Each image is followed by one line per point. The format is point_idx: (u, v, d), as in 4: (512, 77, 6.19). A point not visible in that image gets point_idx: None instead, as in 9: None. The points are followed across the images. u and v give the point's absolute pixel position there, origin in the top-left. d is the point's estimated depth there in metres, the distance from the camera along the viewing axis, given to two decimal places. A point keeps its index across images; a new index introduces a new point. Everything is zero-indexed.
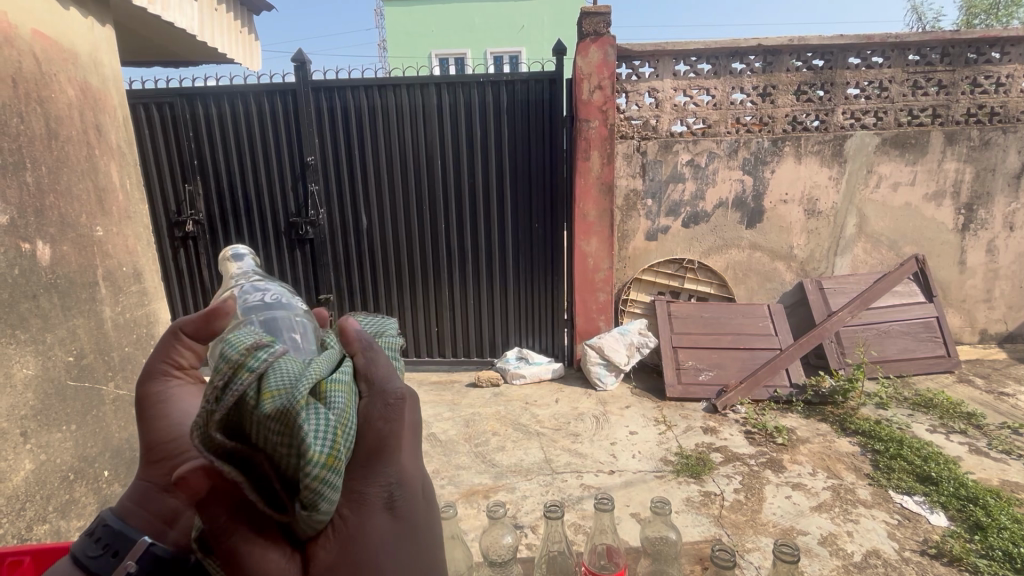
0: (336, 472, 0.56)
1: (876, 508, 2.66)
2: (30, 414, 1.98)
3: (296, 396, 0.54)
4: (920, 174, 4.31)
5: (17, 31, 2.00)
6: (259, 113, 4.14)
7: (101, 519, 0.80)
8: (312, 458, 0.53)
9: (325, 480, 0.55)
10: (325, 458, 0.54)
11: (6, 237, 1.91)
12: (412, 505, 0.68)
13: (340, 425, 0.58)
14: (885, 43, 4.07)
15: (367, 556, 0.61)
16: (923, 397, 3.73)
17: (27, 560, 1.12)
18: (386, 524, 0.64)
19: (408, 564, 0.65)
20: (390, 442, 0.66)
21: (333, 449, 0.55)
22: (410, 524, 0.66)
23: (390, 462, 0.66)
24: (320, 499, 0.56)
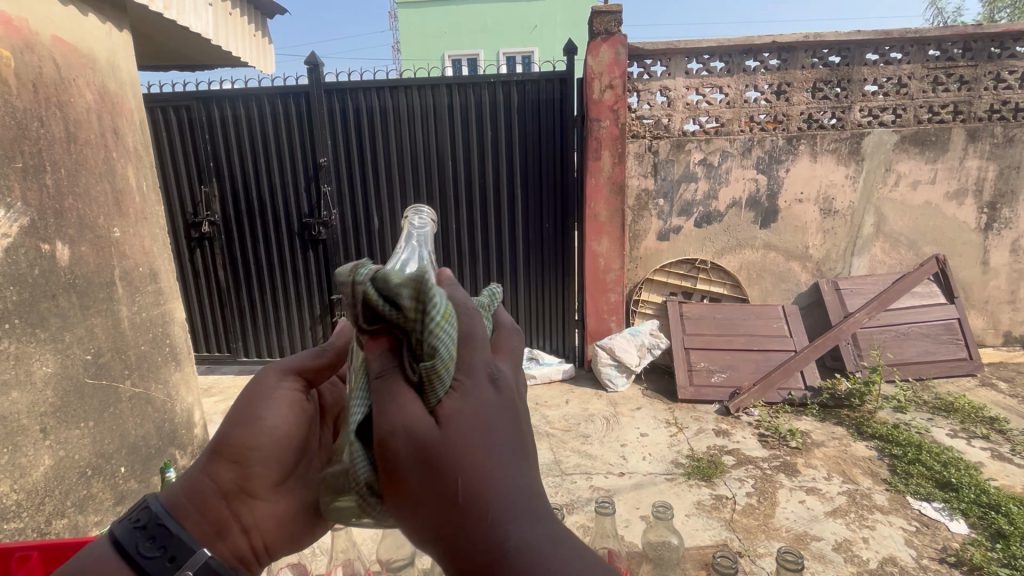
0: (448, 338, 0.58)
1: (893, 514, 2.60)
2: (49, 411, 2.03)
3: (404, 277, 0.60)
4: (941, 172, 4.21)
5: (38, 37, 2.05)
6: (272, 114, 4.19)
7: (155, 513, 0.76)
8: (427, 313, 0.57)
9: (438, 340, 0.57)
10: (441, 315, 0.58)
11: (27, 238, 1.97)
12: (509, 393, 0.61)
13: (449, 312, 0.60)
14: (904, 39, 3.98)
15: (483, 444, 0.56)
16: (944, 401, 3.64)
17: (34, 554, 1.14)
18: (486, 398, 0.59)
19: (498, 444, 0.57)
20: (479, 343, 0.62)
21: (443, 314, 0.58)
22: (516, 414, 0.60)
23: (483, 356, 0.62)
24: (439, 366, 0.56)
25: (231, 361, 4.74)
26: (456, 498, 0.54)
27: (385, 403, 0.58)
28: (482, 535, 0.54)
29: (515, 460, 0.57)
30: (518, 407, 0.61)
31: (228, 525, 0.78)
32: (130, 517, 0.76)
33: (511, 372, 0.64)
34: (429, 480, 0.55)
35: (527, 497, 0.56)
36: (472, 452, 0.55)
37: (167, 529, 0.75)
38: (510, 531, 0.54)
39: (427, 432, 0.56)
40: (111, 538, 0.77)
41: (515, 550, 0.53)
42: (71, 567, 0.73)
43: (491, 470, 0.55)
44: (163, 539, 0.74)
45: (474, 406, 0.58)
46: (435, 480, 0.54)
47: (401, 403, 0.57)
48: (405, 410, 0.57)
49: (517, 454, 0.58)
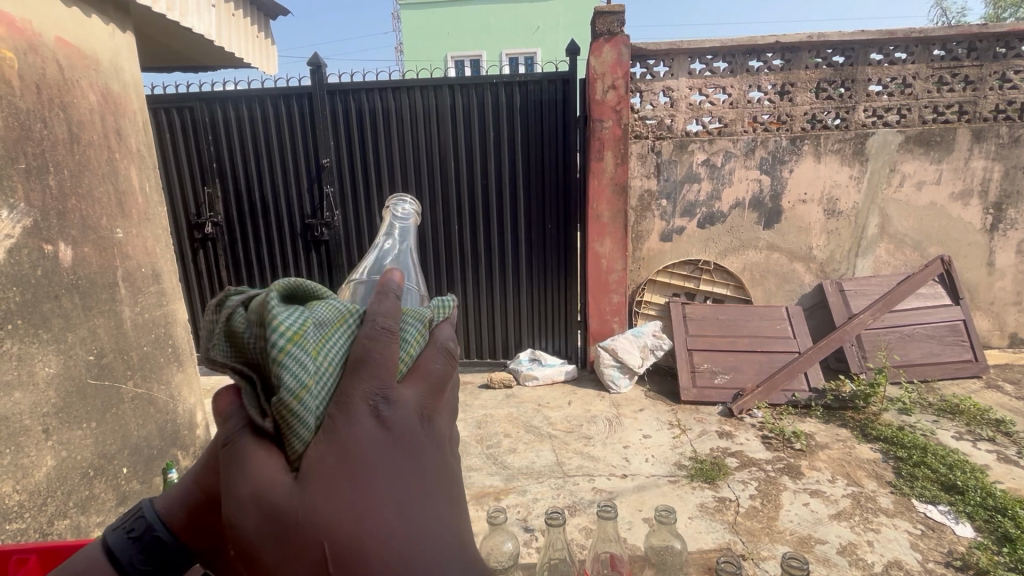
0: (299, 368, 0.49)
1: (899, 518, 2.57)
2: (51, 412, 2.03)
3: (269, 294, 0.53)
4: (946, 172, 4.19)
5: (41, 39, 2.06)
6: (275, 115, 4.19)
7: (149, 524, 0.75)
8: (270, 335, 0.49)
9: (284, 368, 0.48)
10: (289, 335, 0.49)
11: (29, 239, 1.97)
12: (393, 439, 0.51)
13: (311, 341, 0.51)
14: (908, 39, 3.96)
15: (349, 500, 0.48)
16: (950, 403, 3.61)
17: (32, 557, 1.14)
18: (358, 444, 0.50)
19: (357, 503, 0.48)
20: (368, 367, 0.53)
21: (303, 338, 0.50)
22: (403, 453, 0.51)
23: (368, 385, 0.52)
24: (289, 400, 0.48)
25: None
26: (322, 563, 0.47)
27: (235, 467, 0.51)
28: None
29: (398, 505, 0.49)
30: (405, 452, 0.51)
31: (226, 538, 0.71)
32: (127, 526, 0.77)
33: (410, 403, 0.54)
34: (292, 551, 0.47)
35: (420, 547, 0.48)
36: (339, 510, 0.48)
37: (164, 540, 0.74)
38: None
39: (282, 494, 0.48)
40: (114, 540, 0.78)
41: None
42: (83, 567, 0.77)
43: (366, 527, 0.48)
44: (161, 550, 0.74)
45: (343, 455, 0.49)
46: (297, 549, 0.47)
47: (245, 470, 0.50)
48: (259, 471, 0.50)
49: (401, 501, 0.49)
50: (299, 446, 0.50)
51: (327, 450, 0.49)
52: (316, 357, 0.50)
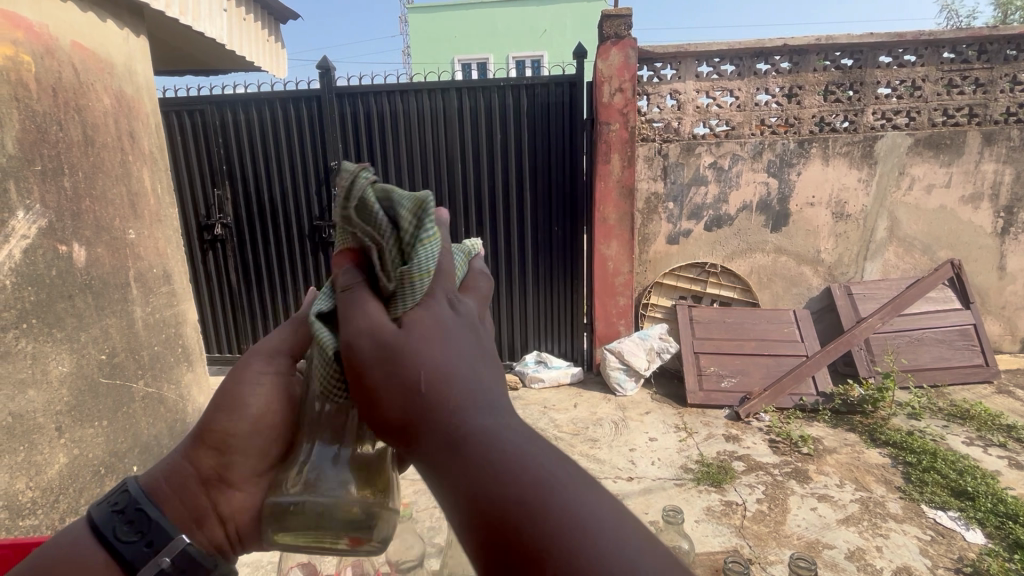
0: (430, 258, 0.57)
1: (908, 523, 2.55)
2: (64, 410, 2.06)
3: (409, 195, 0.59)
4: (956, 175, 4.16)
5: (57, 42, 2.10)
6: (284, 118, 4.23)
7: (134, 495, 0.75)
8: (421, 227, 0.58)
9: (424, 254, 0.57)
10: (433, 234, 0.59)
11: (45, 240, 2.00)
12: (465, 327, 0.57)
13: (437, 249, 0.59)
14: (918, 41, 3.94)
15: (441, 344, 0.53)
16: (960, 408, 3.58)
17: (12, 555, 1.15)
18: (435, 322, 0.55)
19: (439, 360, 0.52)
20: (445, 274, 0.59)
21: (437, 237, 0.59)
22: (477, 329, 0.58)
23: (446, 282, 0.59)
24: (419, 275, 0.56)
25: None
26: (416, 388, 0.51)
27: (346, 312, 0.56)
28: (444, 428, 0.50)
29: (479, 359, 0.55)
30: (473, 335, 0.57)
31: (207, 512, 0.75)
32: (109, 500, 0.75)
33: (472, 307, 0.61)
34: (390, 376, 0.51)
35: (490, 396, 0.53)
36: (436, 350, 0.53)
37: (145, 514, 0.73)
38: (467, 415, 0.50)
39: (389, 331, 0.53)
40: (89, 522, 0.76)
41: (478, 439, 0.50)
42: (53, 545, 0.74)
43: (454, 364, 0.52)
44: (142, 523, 0.73)
45: (441, 316, 0.56)
46: (394, 375, 0.51)
47: (361, 315, 0.54)
48: (371, 314, 0.55)
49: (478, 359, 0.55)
50: (402, 307, 0.56)
51: (420, 320, 0.55)
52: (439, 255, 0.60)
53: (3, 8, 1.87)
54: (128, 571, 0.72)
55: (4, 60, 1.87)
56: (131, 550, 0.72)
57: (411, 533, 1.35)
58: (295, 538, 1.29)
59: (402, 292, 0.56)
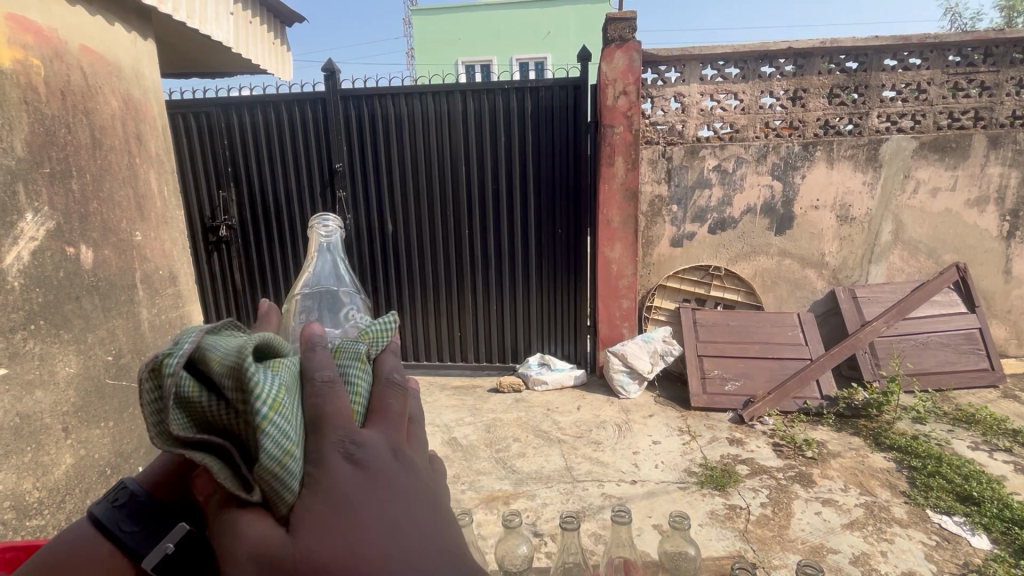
0: (282, 434, 0.51)
1: (913, 528, 2.54)
2: (71, 410, 2.07)
3: (228, 361, 0.52)
4: (961, 179, 4.15)
5: (66, 46, 2.11)
6: (289, 120, 4.25)
7: (133, 490, 0.75)
8: (252, 403, 0.50)
9: (266, 438, 0.50)
10: (270, 404, 0.50)
11: (52, 241, 2.02)
12: (367, 486, 0.54)
13: (282, 423, 0.51)
14: (923, 44, 3.93)
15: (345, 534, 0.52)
16: (965, 412, 3.57)
17: (22, 558, 1.16)
18: (331, 493, 0.53)
19: (343, 545, 0.51)
20: (328, 424, 0.55)
21: (277, 405, 0.51)
22: (380, 486, 0.55)
23: (332, 443, 0.55)
24: (275, 466, 0.50)
25: None
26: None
27: (224, 538, 0.52)
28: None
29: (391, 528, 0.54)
30: (377, 488, 0.55)
31: None
32: (110, 497, 0.75)
33: (377, 444, 0.57)
34: None
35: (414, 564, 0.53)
36: (339, 545, 0.51)
37: (145, 505, 0.73)
38: None
39: (280, 543, 0.51)
40: (92, 522, 0.75)
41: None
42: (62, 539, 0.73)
43: (366, 557, 0.51)
44: (142, 512, 0.71)
45: (335, 494, 0.53)
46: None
47: (240, 530, 0.52)
48: (254, 525, 0.52)
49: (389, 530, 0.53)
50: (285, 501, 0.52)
51: (309, 504, 0.52)
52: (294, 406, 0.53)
53: (13, 12, 1.88)
54: (135, 560, 0.70)
55: (14, 63, 1.88)
56: (134, 541, 0.70)
57: None
58: None
59: (270, 488, 0.51)
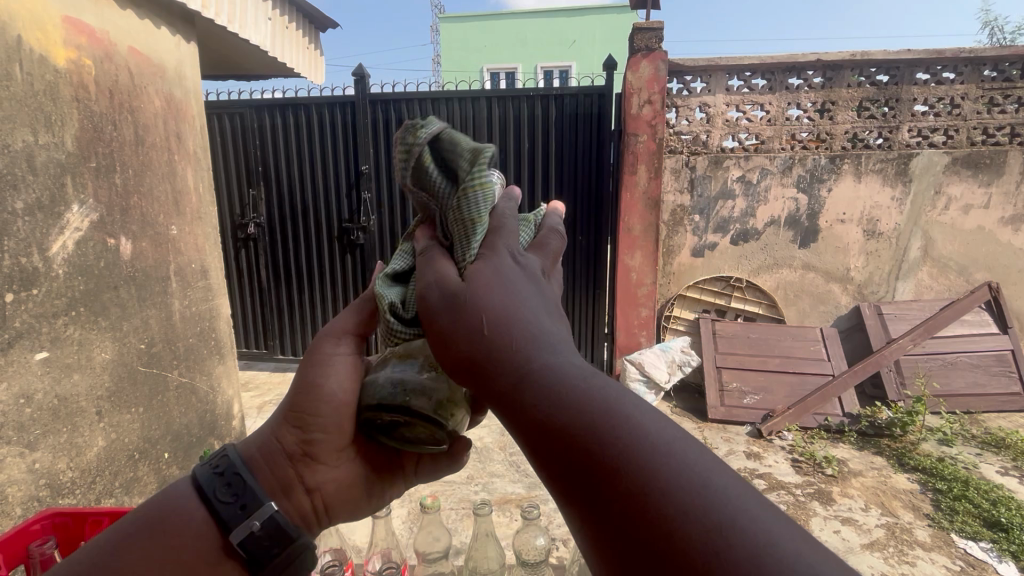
0: (477, 202, 0.78)
1: (936, 552, 2.47)
2: (105, 395, 2.16)
3: (472, 149, 0.83)
4: (995, 196, 4.05)
5: (116, 47, 2.23)
6: (319, 122, 4.37)
7: (234, 462, 0.84)
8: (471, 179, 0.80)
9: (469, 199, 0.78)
10: (480, 184, 0.80)
11: (95, 232, 2.11)
12: (521, 277, 0.64)
13: (478, 203, 0.78)
14: (957, 58, 3.87)
15: (505, 292, 0.60)
16: (995, 436, 3.46)
17: (72, 522, 1.22)
18: (488, 272, 0.63)
19: (493, 296, 0.59)
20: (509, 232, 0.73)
21: (483, 185, 0.80)
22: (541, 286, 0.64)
23: (507, 242, 0.70)
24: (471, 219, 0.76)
25: (267, 358, 4.91)
26: (480, 330, 0.56)
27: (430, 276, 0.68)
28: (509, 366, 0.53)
29: (549, 314, 0.60)
30: (528, 281, 0.64)
31: (294, 483, 0.85)
32: (212, 464, 0.84)
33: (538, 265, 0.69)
34: (453, 319, 0.59)
35: (561, 341, 0.56)
36: (493, 296, 0.59)
37: (242, 480, 0.82)
38: (535, 355, 0.53)
39: (457, 286, 0.63)
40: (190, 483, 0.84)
41: (543, 373, 0.52)
42: (157, 504, 0.82)
43: (513, 312, 0.57)
44: (238, 487, 0.82)
45: (501, 266, 0.65)
46: (463, 321, 0.58)
47: (436, 275, 0.67)
48: (443, 270, 0.68)
49: (539, 311, 0.59)
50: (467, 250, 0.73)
51: (492, 267, 0.64)
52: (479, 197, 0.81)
53: (69, 15, 2.00)
54: (223, 532, 0.80)
55: (69, 63, 1.99)
56: (227, 511, 0.80)
57: (437, 526, 1.41)
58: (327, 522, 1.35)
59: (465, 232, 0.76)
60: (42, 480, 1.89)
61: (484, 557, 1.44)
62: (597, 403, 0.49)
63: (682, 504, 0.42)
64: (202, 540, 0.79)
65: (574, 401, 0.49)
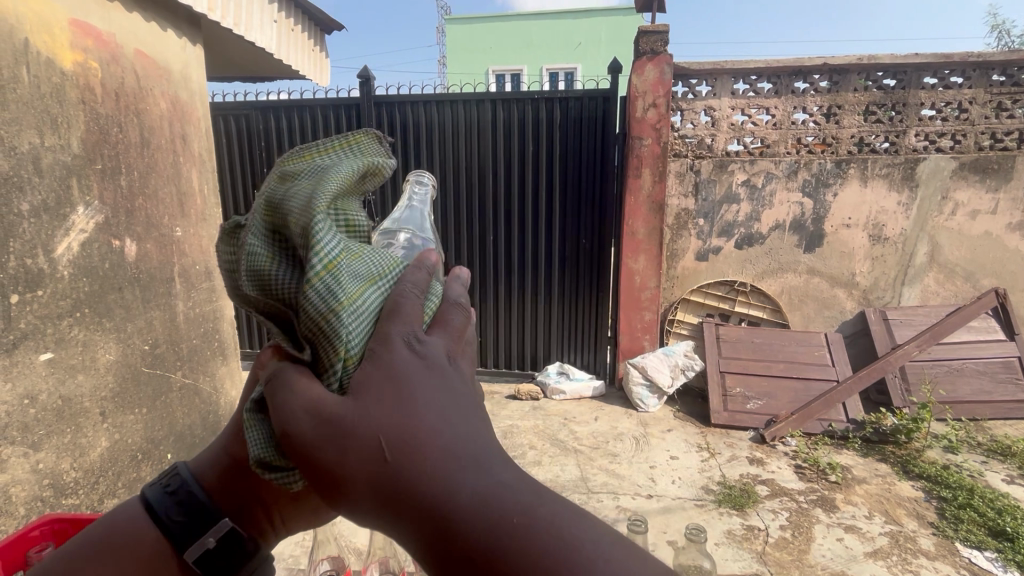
0: (333, 297, 0.56)
1: (941, 561, 2.45)
2: (109, 396, 2.17)
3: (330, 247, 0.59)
4: (1003, 202, 4.02)
5: (123, 50, 2.24)
6: (324, 125, 4.38)
7: (184, 479, 0.79)
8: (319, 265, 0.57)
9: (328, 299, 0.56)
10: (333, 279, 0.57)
11: (101, 234, 2.13)
12: (416, 366, 0.52)
13: (343, 313, 0.55)
14: (965, 63, 3.84)
15: (401, 404, 0.49)
16: (1001, 444, 3.42)
17: (70, 528, 1.21)
18: (375, 372, 0.51)
19: (391, 407, 0.49)
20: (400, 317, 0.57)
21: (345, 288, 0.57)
22: (447, 372, 0.53)
23: (401, 326, 0.56)
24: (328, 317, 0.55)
25: None
26: (380, 459, 0.47)
27: (287, 392, 0.52)
28: (425, 498, 0.46)
29: (462, 411, 0.51)
30: (425, 370, 0.52)
31: (249, 501, 0.78)
32: (165, 483, 0.81)
33: (439, 346, 0.56)
34: (340, 450, 0.47)
35: (476, 447, 0.49)
36: (386, 413, 0.48)
37: (193, 497, 0.77)
38: (452, 480, 0.46)
39: (335, 404, 0.50)
40: (148, 500, 0.81)
41: (467, 504, 0.45)
42: (111, 520, 0.81)
43: (417, 428, 0.48)
44: (189, 508, 0.77)
45: (394, 366, 0.52)
46: (353, 451, 0.47)
47: (297, 390, 0.51)
48: (305, 390, 0.51)
49: (444, 416, 0.49)
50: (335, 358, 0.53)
51: (382, 365, 0.52)
52: (374, 272, 0.61)
53: (76, 18, 2.01)
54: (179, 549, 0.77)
55: (76, 66, 2.01)
56: (181, 530, 0.76)
57: None
58: (326, 529, 1.34)
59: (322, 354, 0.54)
60: (45, 481, 1.90)
61: None
62: (532, 530, 0.44)
63: None
64: (156, 560, 0.77)
65: (502, 536, 0.44)
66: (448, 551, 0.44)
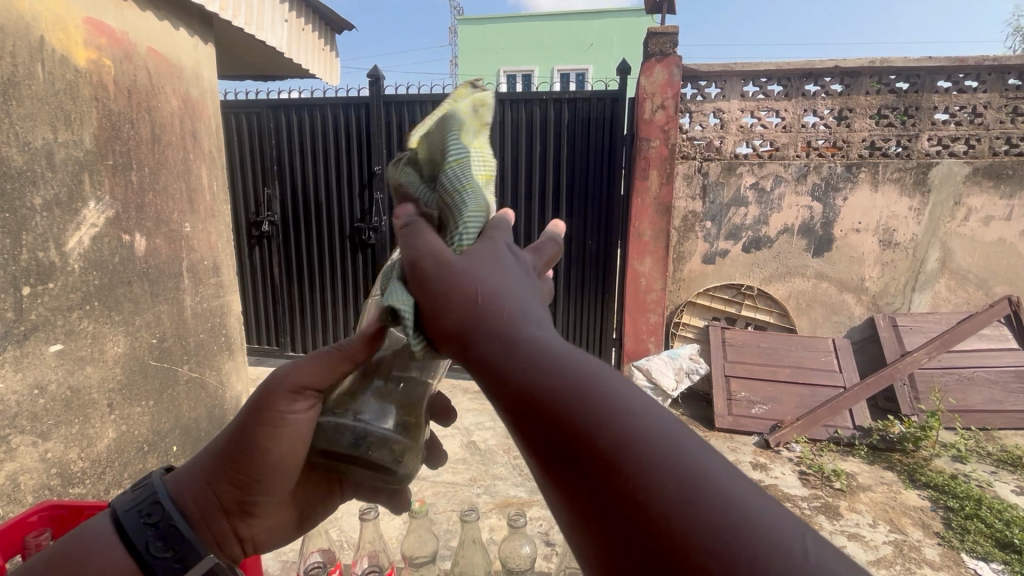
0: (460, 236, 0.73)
1: (946, 571, 2.41)
2: (117, 387, 2.21)
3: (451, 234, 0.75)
4: (1017, 208, 3.95)
5: (136, 48, 2.28)
6: (334, 124, 4.42)
7: (166, 512, 0.84)
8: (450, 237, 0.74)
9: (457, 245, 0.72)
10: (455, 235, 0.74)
11: (111, 229, 2.16)
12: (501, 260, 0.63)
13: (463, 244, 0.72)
14: (980, 66, 3.79)
15: (494, 274, 0.58)
16: (1011, 455, 3.36)
17: (68, 515, 1.24)
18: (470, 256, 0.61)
19: (486, 272, 0.59)
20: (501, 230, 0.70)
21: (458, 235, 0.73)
22: (527, 273, 0.63)
23: (505, 236, 0.69)
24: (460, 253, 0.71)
25: (278, 354, 4.98)
26: (472, 301, 0.55)
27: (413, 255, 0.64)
28: (504, 338, 0.52)
29: (537, 299, 0.59)
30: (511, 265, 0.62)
31: (228, 535, 0.87)
32: (142, 511, 0.85)
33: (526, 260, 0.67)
34: (444, 291, 0.57)
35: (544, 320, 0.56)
36: (486, 275, 0.58)
37: (176, 531, 0.83)
38: (524, 334, 0.53)
39: (452, 262, 0.61)
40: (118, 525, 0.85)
41: (538, 348, 0.51)
42: (81, 546, 0.82)
43: (504, 291, 0.57)
44: (172, 539, 0.83)
45: (490, 253, 0.63)
46: (454, 292, 0.57)
47: (422, 253, 0.63)
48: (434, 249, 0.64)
49: (529, 292, 0.59)
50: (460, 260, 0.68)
51: (478, 255, 0.62)
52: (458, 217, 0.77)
53: (91, 17, 2.05)
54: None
55: (89, 63, 2.04)
56: (160, 565, 0.82)
57: (427, 529, 1.42)
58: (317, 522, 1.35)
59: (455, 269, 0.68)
60: (53, 469, 1.94)
61: (471, 563, 1.45)
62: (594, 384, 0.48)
63: (694, 498, 0.41)
64: None
65: (566, 387, 0.48)
66: (520, 391, 0.49)
